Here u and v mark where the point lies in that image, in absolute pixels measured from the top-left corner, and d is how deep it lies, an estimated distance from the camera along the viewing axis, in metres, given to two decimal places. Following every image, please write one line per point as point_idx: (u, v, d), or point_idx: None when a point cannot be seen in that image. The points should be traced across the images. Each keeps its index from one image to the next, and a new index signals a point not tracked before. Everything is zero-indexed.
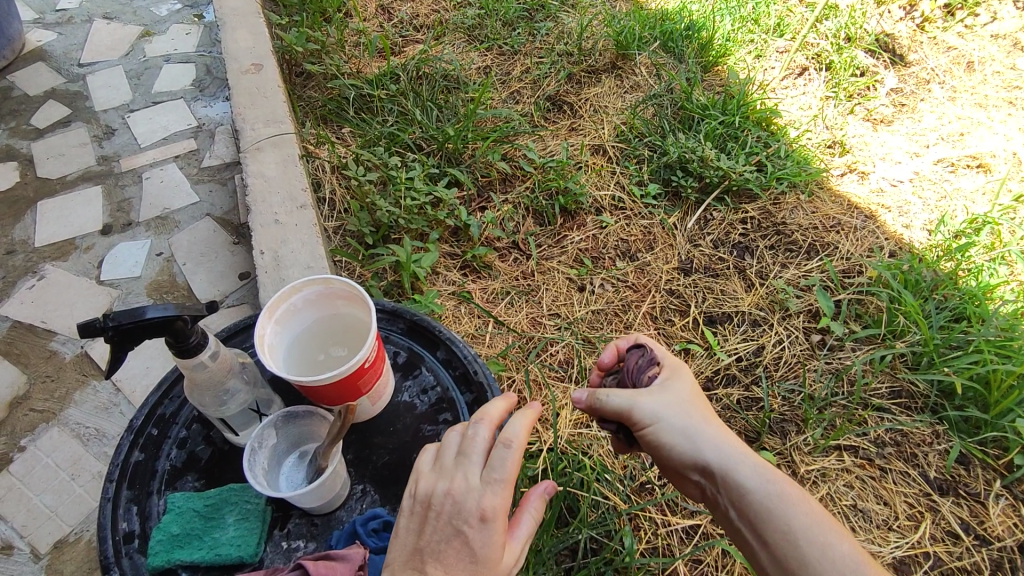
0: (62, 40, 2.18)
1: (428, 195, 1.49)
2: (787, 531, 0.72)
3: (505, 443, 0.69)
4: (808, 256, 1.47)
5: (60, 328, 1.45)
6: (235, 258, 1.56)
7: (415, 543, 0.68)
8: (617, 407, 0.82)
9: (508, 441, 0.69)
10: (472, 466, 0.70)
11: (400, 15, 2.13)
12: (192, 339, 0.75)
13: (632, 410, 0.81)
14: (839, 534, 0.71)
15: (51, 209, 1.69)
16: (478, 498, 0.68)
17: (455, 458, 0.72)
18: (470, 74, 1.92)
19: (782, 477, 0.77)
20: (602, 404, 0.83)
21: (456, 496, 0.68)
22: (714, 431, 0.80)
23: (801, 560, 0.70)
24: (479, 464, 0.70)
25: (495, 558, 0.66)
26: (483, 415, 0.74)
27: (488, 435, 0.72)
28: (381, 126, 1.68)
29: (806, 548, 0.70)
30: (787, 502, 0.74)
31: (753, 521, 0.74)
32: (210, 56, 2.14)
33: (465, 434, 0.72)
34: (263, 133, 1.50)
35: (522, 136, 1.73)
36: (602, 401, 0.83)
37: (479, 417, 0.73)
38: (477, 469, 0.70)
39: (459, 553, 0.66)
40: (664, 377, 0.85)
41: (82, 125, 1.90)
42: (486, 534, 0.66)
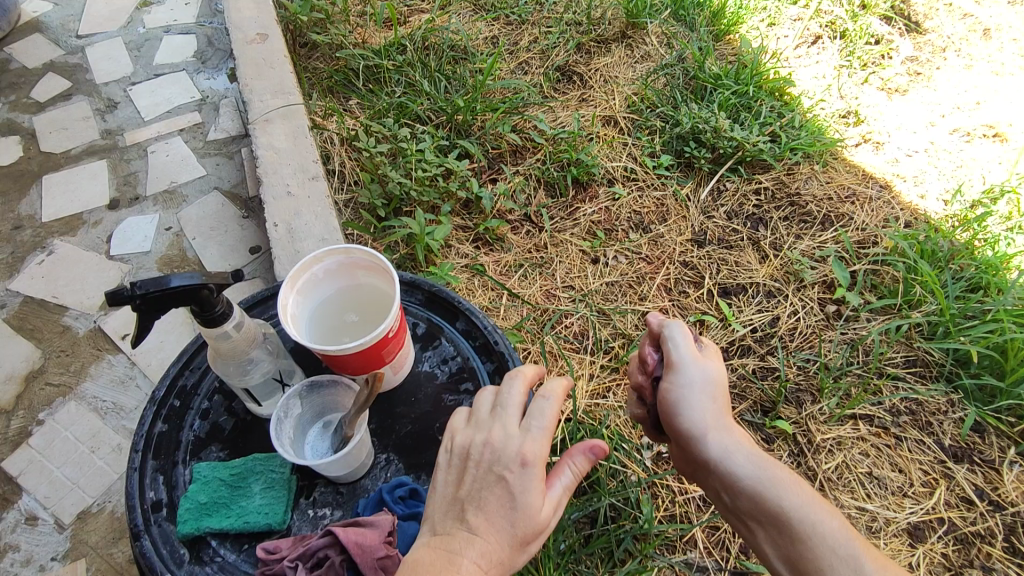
0: (58, 11, 2.14)
1: (439, 167, 1.47)
2: (779, 510, 0.75)
3: (544, 395, 0.73)
4: (823, 227, 1.47)
5: (71, 304, 1.44)
6: (245, 232, 1.55)
7: (455, 494, 0.69)
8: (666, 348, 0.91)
9: (546, 394, 0.73)
10: (508, 419, 0.73)
11: None
12: (217, 308, 0.75)
13: (678, 358, 0.89)
14: (827, 511, 0.74)
15: (56, 184, 1.67)
16: (518, 444, 0.70)
17: (490, 412, 0.75)
18: (477, 45, 1.89)
19: (776, 465, 0.81)
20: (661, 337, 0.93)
21: (495, 445, 0.70)
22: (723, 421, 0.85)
23: (791, 535, 0.73)
24: (516, 416, 0.73)
25: (535, 505, 0.67)
26: (519, 372, 0.77)
27: (523, 392, 0.76)
28: (389, 97, 1.66)
29: (794, 527, 0.73)
30: (780, 486, 0.77)
31: (745, 500, 0.79)
32: (210, 26, 2.09)
33: (501, 388, 0.75)
34: (271, 104, 1.48)
35: (532, 107, 1.70)
36: (665, 332, 0.91)
37: (514, 374, 0.77)
38: (513, 421, 0.73)
39: (500, 498, 0.67)
40: (710, 351, 0.93)
41: (84, 98, 1.87)
42: (526, 478, 0.68)
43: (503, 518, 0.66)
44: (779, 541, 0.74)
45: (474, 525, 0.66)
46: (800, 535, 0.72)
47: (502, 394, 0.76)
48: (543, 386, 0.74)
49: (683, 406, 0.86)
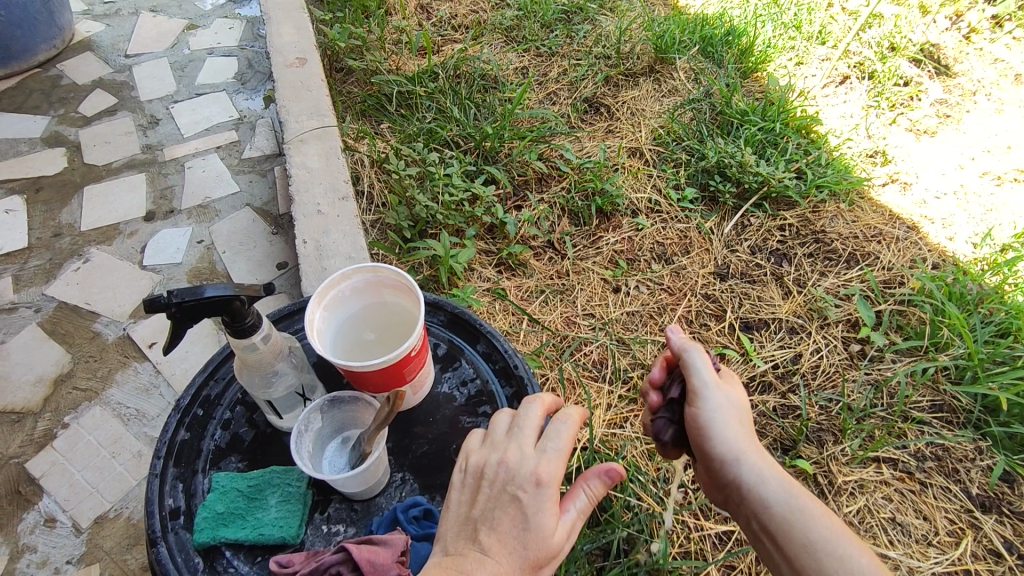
0: (109, 32, 2.25)
1: (465, 192, 1.50)
2: (807, 541, 0.74)
3: (562, 418, 0.74)
4: (848, 266, 1.45)
5: (103, 311, 1.48)
6: (273, 248, 1.59)
7: (468, 513, 0.70)
8: (689, 373, 0.88)
9: (565, 416, 0.74)
10: (524, 439, 0.73)
11: (439, 14, 2.16)
12: (247, 320, 0.77)
13: (704, 383, 0.86)
14: (856, 545, 0.73)
15: (97, 195, 1.73)
16: (534, 464, 0.70)
17: (506, 433, 0.75)
18: (508, 74, 1.93)
19: (802, 493, 0.80)
20: (682, 362, 0.89)
21: (510, 464, 0.71)
22: (752, 446, 0.83)
23: (820, 567, 0.72)
24: (533, 438, 0.73)
25: (549, 526, 0.67)
26: (537, 396, 0.77)
27: (540, 415, 0.76)
28: (420, 122, 1.70)
29: (824, 559, 0.72)
30: (809, 516, 0.76)
31: (773, 529, 0.78)
32: (251, 50, 2.18)
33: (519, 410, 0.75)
34: (306, 125, 1.53)
35: (559, 137, 1.73)
36: (687, 357, 0.88)
37: (533, 397, 0.77)
38: (529, 442, 0.73)
39: (513, 518, 0.67)
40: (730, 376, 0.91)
41: (128, 114, 1.95)
42: (540, 498, 0.68)
43: (516, 538, 0.66)
44: (806, 574, 0.72)
45: (487, 544, 0.65)
46: (831, 569, 0.71)
47: (519, 415, 0.76)
48: (563, 412, 0.75)
49: (713, 430, 0.84)
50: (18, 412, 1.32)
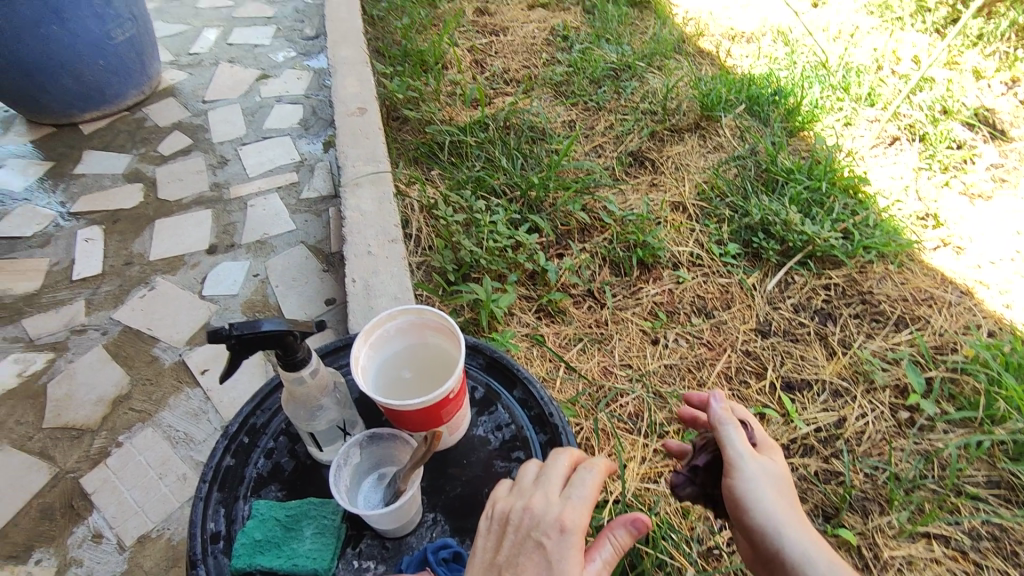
0: (191, 79, 2.45)
1: (509, 239, 1.55)
2: None
3: (587, 467, 0.76)
4: (896, 329, 1.42)
5: (162, 336, 1.56)
6: (323, 285, 1.66)
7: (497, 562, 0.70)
8: (725, 444, 0.87)
9: (591, 466, 0.76)
10: (551, 487, 0.75)
11: (492, 69, 2.28)
12: (298, 354, 0.81)
13: (742, 455, 0.85)
14: None
15: (167, 228, 1.85)
16: (558, 510, 0.72)
17: (534, 481, 0.77)
18: (556, 127, 2.00)
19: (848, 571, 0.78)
20: (717, 432, 0.89)
21: (535, 511, 0.72)
22: (794, 522, 0.81)
23: None
24: (559, 487, 0.75)
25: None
26: (565, 450, 0.80)
27: (567, 466, 0.78)
28: (469, 170, 1.77)
29: None
30: None
31: None
32: (316, 98, 2.33)
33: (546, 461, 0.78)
34: (362, 170, 1.61)
35: (603, 189, 1.77)
36: (722, 427, 0.88)
37: (560, 450, 0.79)
38: (556, 490, 0.75)
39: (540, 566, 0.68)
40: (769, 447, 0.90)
41: (201, 155, 2.10)
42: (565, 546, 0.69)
43: None
44: None
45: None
46: None
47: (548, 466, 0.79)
48: (587, 462, 0.77)
49: (754, 505, 0.82)
50: (77, 429, 1.39)
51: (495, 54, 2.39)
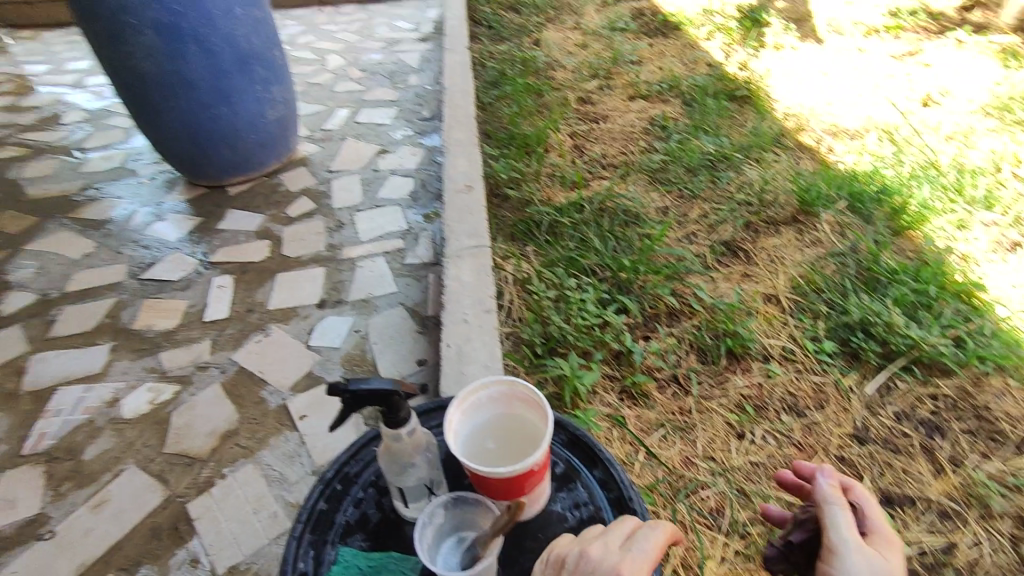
0: (321, 152, 2.76)
1: (597, 317, 1.61)
2: None
3: (651, 526, 0.82)
4: (1016, 451, 1.31)
5: (271, 380, 1.70)
6: (417, 346, 1.77)
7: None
8: (826, 525, 0.84)
9: (654, 524, 0.82)
10: (612, 539, 0.80)
11: (591, 154, 2.40)
12: (400, 413, 0.89)
13: (845, 541, 0.81)
14: None
15: (285, 282, 2.02)
16: (617, 559, 0.76)
17: (599, 533, 0.82)
18: (650, 212, 2.06)
19: None
20: (821, 511, 0.86)
21: (593, 556, 0.77)
22: None
23: None
24: (621, 540, 0.80)
25: None
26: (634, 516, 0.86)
27: (632, 526, 0.83)
28: (562, 250, 1.84)
29: None
30: None
31: None
32: (426, 174, 2.55)
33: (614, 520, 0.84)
34: (464, 243, 1.73)
35: (694, 275, 1.79)
36: (825, 506, 0.85)
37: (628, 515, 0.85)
38: (617, 543, 0.80)
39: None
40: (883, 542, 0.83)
41: (321, 218, 2.33)
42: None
43: None
44: None
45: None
46: None
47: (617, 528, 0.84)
48: (653, 523, 0.83)
49: None
50: (190, 457, 1.53)
51: (594, 140, 2.52)
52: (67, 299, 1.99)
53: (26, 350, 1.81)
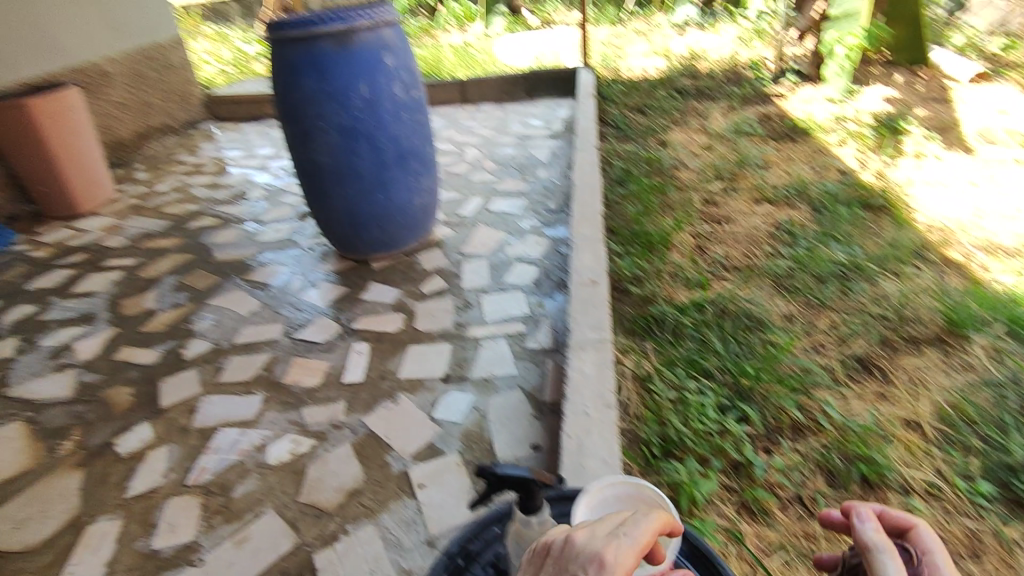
0: (455, 235, 3.02)
1: (717, 424, 1.60)
2: None
3: (643, 518, 0.81)
4: None
5: (396, 446, 1.82)
6: (532, 430, 1.83)
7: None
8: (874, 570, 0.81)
9: (647, 517, 0.82)
10: (601, 527, 0.80)
11: (714, 255, 2.43)
12: (534, 501, 0.96)
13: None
14: None
15: (415, 354, 2.19)
16: (601, 547, 0.76)
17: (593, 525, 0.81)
18: (774, 318, 2.03)
19: None
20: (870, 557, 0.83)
21: (577, 543, 0.77)
22: None
23: None
24: (613, 531, 0.79)
25: None
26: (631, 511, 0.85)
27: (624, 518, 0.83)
28: (681, 350, 1.86)
29: None
30: None
31: None
32: (550, 263, 2.70)
33: (607, 515, 0.83)
34: (588, 336, 1.80)
35: (822, 390, 1.72)
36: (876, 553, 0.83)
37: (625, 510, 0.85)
38: (607, 533, 0.79)
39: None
40: None
41: (451, 297, 2.52)
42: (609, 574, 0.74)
43: None
44: None
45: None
46: None
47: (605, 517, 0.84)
48: (642, 511, 0.83)
49: None
50: (319, 510, 1.66)
51: (717, 241, 2.55)
52: (233, 350, 2.29)
53: (197, 392, 2.09)
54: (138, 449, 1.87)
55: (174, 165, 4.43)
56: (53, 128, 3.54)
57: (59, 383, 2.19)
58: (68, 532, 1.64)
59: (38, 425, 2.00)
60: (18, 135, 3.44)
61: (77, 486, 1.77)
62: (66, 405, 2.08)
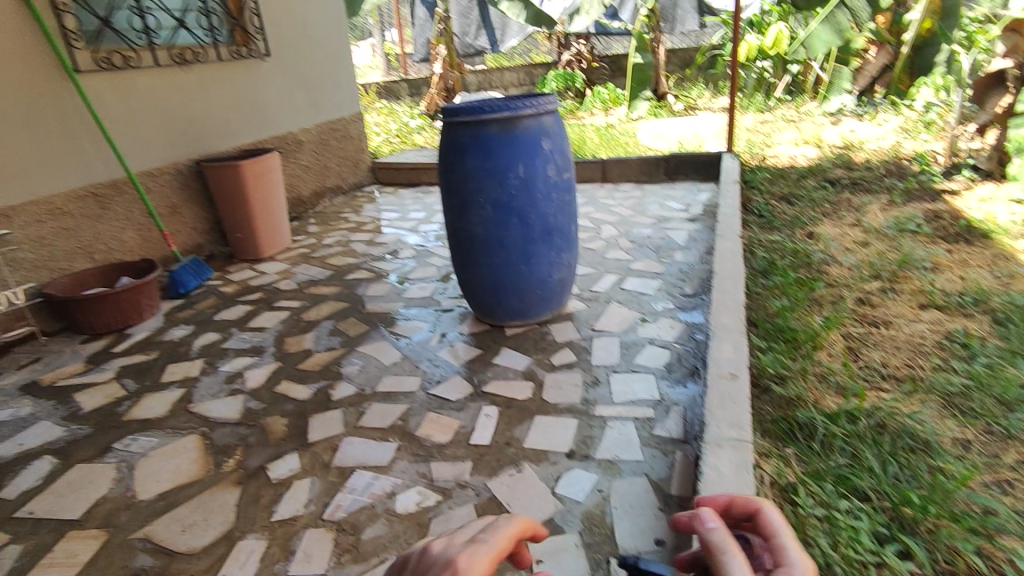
0: (587, 310, 3.08)
1: (873, 554, 1.44)
2: None
3: (500, 523, 0.95)
4: None
5: (516, 515, 1.84)
6: (657, 523, 1.76)
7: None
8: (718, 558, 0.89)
9: (501, 524, 0.95)
10: (462, 535, 0.92)
11: (869, 360, 2.24)
12: None
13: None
14: None
15: (541, 424, 2.22)
16: (463, 551, 0.87)
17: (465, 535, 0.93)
18: (945, 442, 1.81)
19: None
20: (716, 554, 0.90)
21: (440, 550, 0.88)
22: None
23: None
24: (473, 537, 0.91)
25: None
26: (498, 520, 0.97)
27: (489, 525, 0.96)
28: (830, 463, 1.71)
29: None
30: None
31: None
32: (684, 348, 2.65)
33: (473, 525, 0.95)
34: (725, 432, 1.72)
35: (1008, 537, 1.49)
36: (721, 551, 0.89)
37: (494, 519, 0.97)
38: (471, 539, 0.91)
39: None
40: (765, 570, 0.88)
41: (580, 371, 2.54)
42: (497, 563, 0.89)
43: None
44: None
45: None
46: None
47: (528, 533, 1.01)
48: (505, 517, 0.99)
49: None
50: None
51: (874, 345, 2.36)
52: (374, 396, 2.47)
53: (340, 431, 2.26)
54: (287, 476, 2.06)
55: (340, 221, 5.00)
56: (256, 186, 4.14)
57: (230, 406, 2.49)
58: (222, 543, 1.82)
59: (209, 441, 2.28)
60: (229, 190, 4.07)
61: (234, 502, 1.97)
62: (233, 426, 2.36)
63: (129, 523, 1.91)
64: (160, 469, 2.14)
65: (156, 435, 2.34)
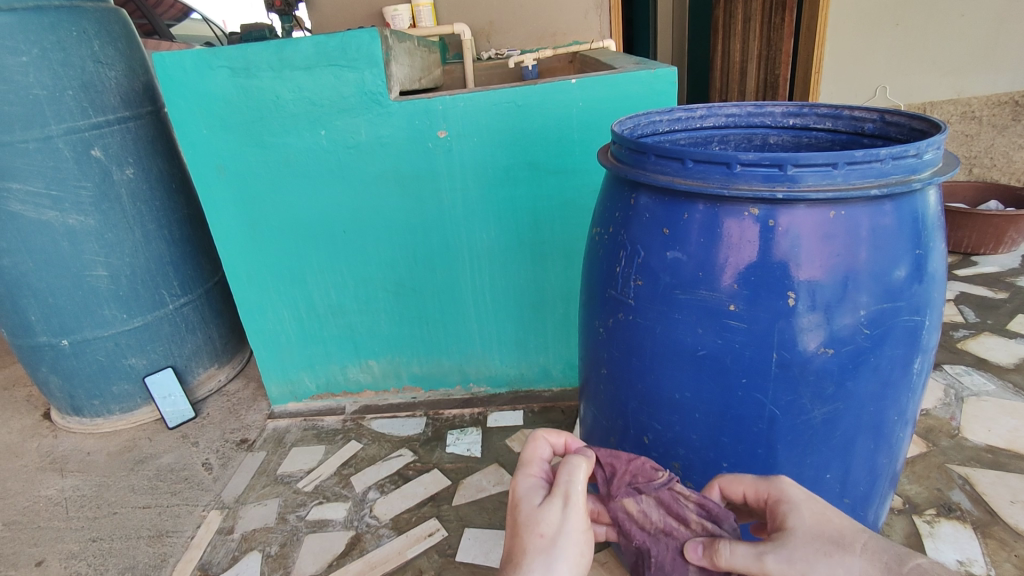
0: None
1: None
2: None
3: (524, 473, 0.83)
4: None
5: None
6: None
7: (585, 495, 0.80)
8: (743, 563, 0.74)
9: (524, 467, 0.84)
10: (530, 498, 0.79)
11: None
12: None
13: (755, 557, 0.73)
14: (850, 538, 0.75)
15: None
16: (541, 528, 0.75)
17: (512, 507, 0.80)
18: None
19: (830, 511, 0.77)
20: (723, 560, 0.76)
21: (523, 527, 0.76)
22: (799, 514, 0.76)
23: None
24: (521, 490, 0.81)
25: (558, 544, 0.75)
26: (525, 466, 0.84)
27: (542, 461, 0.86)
28: None
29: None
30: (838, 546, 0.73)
31: None
32: None
33: (516, 480, 0.83)
34: None
35: None
36: (725, 557, 0.76)
37: (527, 461, 0.85)
38: (529, 505, 0.78)
39: (576, 467, 0.79)
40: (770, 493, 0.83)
41: None
42: (573, 465, 0.80)
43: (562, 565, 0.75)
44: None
45: (538, 534, 0.75)
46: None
47: (530, 454, 0.86)
48: (522, 467, 0.84)
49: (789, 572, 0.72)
50: None
51: None
52: None
53: None
54: None
55: None
56: None
57: None
58: None
59: None
60: None
61: None
62: None
63: (951, 452, 1.81)
64: (994, 420, 1.92)
65: (994, 382, 2.10)
